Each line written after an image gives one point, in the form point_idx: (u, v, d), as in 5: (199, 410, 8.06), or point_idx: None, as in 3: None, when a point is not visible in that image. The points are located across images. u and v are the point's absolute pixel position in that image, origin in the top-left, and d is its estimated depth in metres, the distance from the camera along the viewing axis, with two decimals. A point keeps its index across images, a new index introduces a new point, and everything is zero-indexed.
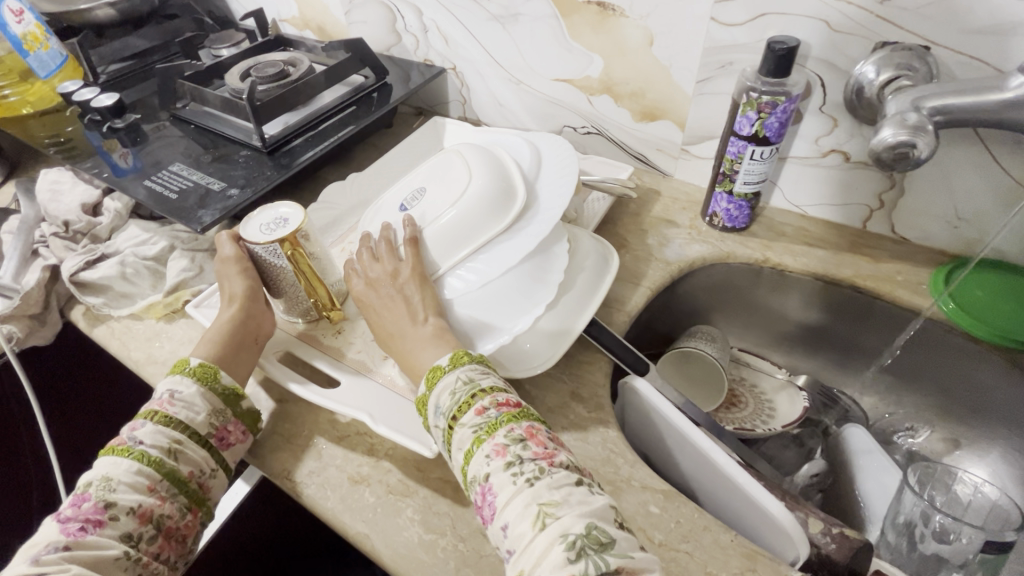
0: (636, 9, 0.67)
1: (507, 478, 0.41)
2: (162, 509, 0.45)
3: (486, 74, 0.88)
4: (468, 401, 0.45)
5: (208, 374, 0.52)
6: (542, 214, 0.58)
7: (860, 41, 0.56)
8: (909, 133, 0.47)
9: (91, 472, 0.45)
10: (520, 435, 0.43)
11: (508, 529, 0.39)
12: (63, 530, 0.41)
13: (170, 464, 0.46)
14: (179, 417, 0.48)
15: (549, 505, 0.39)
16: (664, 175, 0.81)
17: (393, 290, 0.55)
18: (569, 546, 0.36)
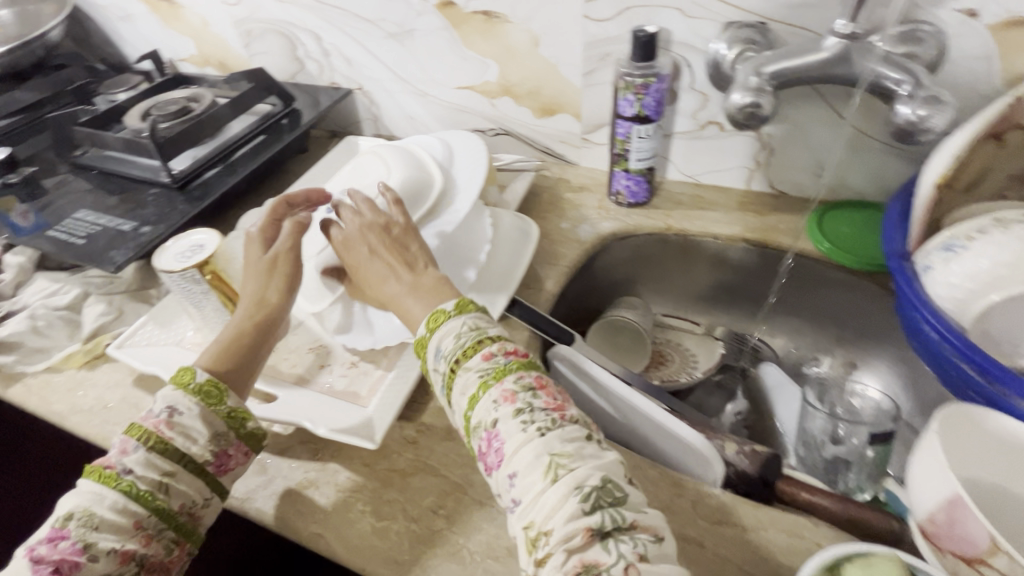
0: (518, 14, 0.73)
1: (516, 425, 0.41)
2: (146, 549, 0.43)
3: (392, 91, 0.92)
4: (473, 347, 0.46)
5: (212, 394, 0.48)
6: (461, 195, 0.62)
7: (710, 23, 0.64)
8: (752, 94, 0.54)
9: (77, 500, 0.43)
10: (529, 383, 0.43)
11: (514, 479, 0.39)
12: (37, 570, 0.40)
13: (160, 499, 0.44)
14: (175, 445, 0.46)
15: (561, 455, 0.39)
16: (571, 164, 0.87)
17: (387, 240, 0.55)
18: (583, 498, 0.37)
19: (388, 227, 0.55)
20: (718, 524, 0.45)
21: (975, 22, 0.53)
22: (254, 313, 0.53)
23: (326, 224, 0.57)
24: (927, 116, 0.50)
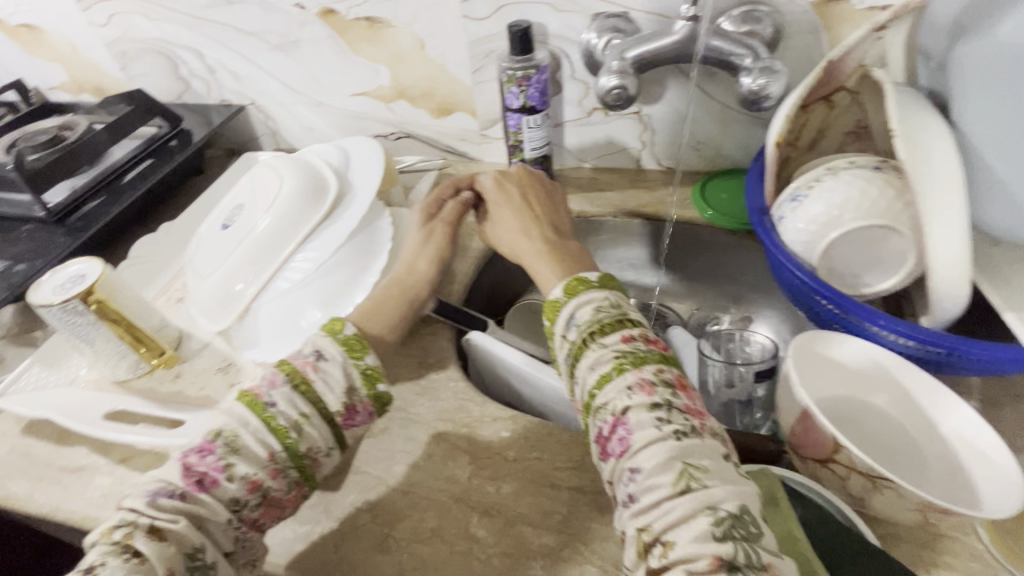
0: (401, 18, 0.75)
1: (650, 420, 0.38)
2: (271, 482, 0.43)
3: (287, 103, 0.90)
4: (613, 326, 0.44)
5: (355, 346, 0.47)
6: (357, 194, 0.63)
7: (579, 16, 0.69)
8: (618, 76, 0.59)
9: (226, 419, 0.43)
10: (669, 379, 0.41)
11: (636, 475, 0.37)
12: (186, 478, 0.41)
13: (293, 437, 0.43)
14: (316, 388, 0.45)
15: (697, 468, 0.36)
16: (475, 160, 0.89)
17: (541, 199, 0.59)
18: (717, 523, 0.34)
19: (536, 187, 0.60)
20: None
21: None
22: (401, 278, 0.57)
23: (429, 208, 0.61)
24: (765, 85, 0.56)
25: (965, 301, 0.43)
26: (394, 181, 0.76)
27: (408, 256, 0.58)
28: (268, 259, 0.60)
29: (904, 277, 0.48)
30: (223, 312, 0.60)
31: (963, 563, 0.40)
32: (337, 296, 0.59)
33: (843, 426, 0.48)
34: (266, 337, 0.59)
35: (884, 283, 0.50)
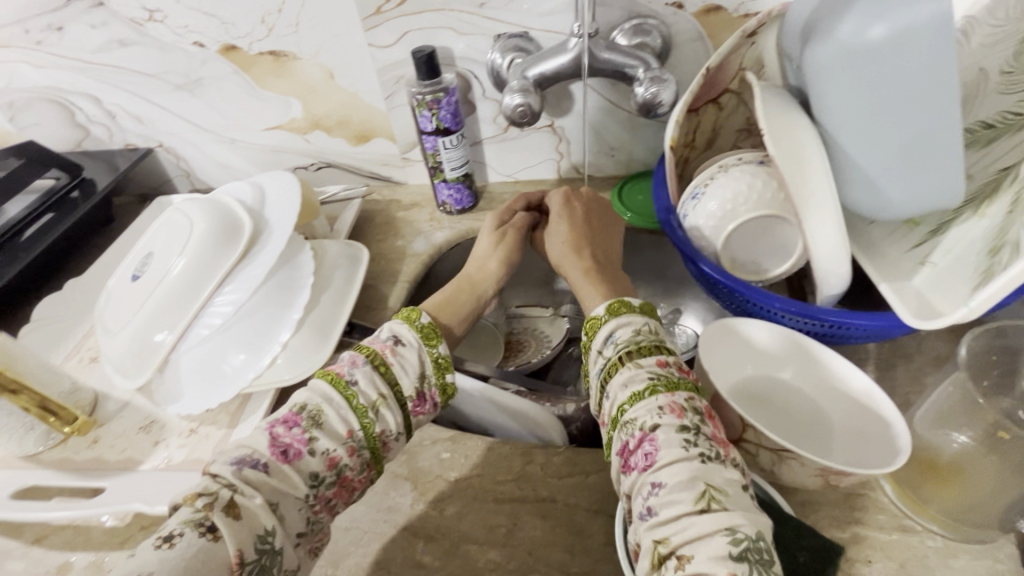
0: (305, 50, 0.74)
1: (677, 440, 0.38)
2: (348, 460, 0.45)
3: (198, 142, 0.88)
4: (649, 350, 0.45)
5: (429, 335, 0.52)
6: (274, 229, 0.62)
7: (482, 37, 0.70)
8: (521, 95, 0.61)
9: (309, 394, 0.47)
10: (699, 408, 0.41)
11: (658, 489, 0.37)
12: (274, 446, 0.43)
13: (370, 417, 0.47)
14: (392, 371, 0.49)
15: (718, 490, 0.36)
16: (399, 184, 0.89)
17: (581, 227, 0.64)
18: (734, 542, 0.34)
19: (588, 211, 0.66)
20: (564, 477, 0.49)
21: (684, 11, 0.64)
22: (470, 275, 0.64)
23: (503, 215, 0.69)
24: (656, 93, 0.59)
25: (846, 276, 0.47)
26: (314, 213, 0.74)
27: (478, 259, 0.65)
28: (184, 306, 0.57)
29: (794, 261, 0.52)
30: (140, 367, 0.57)
31: (873, 517, 0.44)
32: (262, 336, 0.57)
33: (760, 404, 0.51)
34: (189, 387, 0.57)
35: (779, 267, 0.53)
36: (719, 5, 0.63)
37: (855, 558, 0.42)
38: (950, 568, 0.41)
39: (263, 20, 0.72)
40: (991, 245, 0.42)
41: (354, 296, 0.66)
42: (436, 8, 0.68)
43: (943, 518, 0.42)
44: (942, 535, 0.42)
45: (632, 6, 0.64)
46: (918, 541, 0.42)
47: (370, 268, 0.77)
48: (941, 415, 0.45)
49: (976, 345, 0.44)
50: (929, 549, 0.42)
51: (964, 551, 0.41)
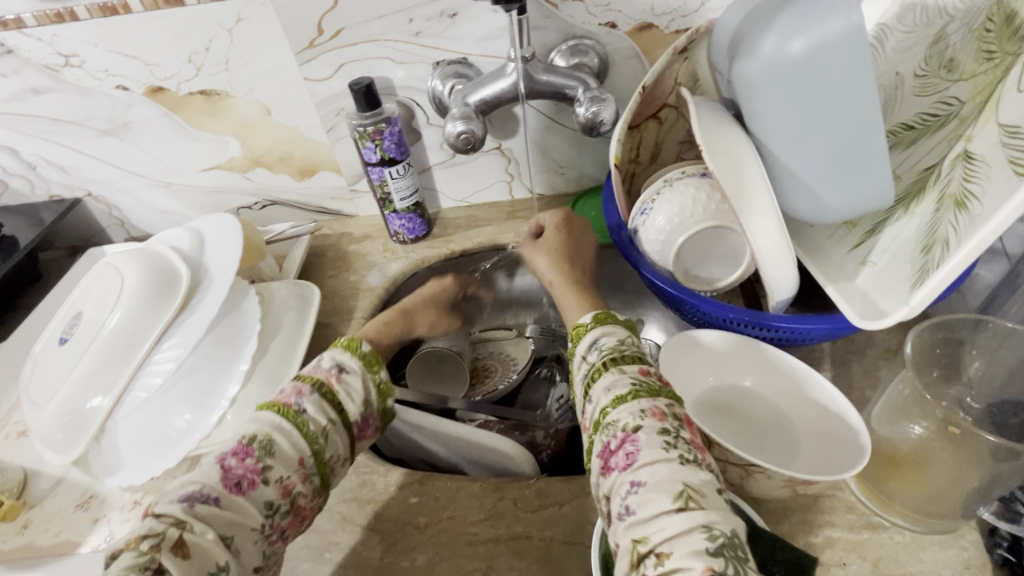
0: (238, 88, 0.71)
1: (658, 441, 0.37)
2: (301, 487, 0.43)
3: (131, 189, 0.83)
4: (633, 359, 0.44)
5: (370, 361, 0.52)
6: (214, 276, 0.59)
7: (421, 65, 0.69)
8: (462, 122, 0.61)
9: (257, 423, 0.44)
10: (678, 414, 0.40)
11: (637, 489, 0.35)
12: (225, 479, 0.41)
13: (320, 443, 0.45)
14: (339, 398, 0.48)
15: (696, 489, 0.35)
16: (350, 217, 0.87)
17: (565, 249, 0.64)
18: (711, 538, 0.32)
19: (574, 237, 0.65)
20: (537, 510, 0.48)
21: (617, 31, 0.65)
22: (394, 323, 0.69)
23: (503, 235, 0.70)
24: (597, 112, 0.60)
25: (794, 281, 0.48)
26: (258, 253, 0.71)
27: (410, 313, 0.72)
28: (120, 366, 0.53)
29: (744, 269, 0.52)
30: (73, 437, 0.53)
31: (841, 517, 0.44)
32: (208, 392, 0.54)
33: (726, 414, 0.51)
34: (129, 455, 0.53)
35: (730, 277, 0.53)
36: (651, 23, 0.65)
37: (829, 562, 0.42)
38: (919, 561, 0.41)
39: (190, 59, 0.68)
40: (923, 242, 0.43)
41: (306, 338, 0.63)
42: (371, 39, 0.67)
43: (907, 511, 0.43)
44: (908, 529, 0.43)
45: (567, 28, 0.65)
46: (887, 538, 0.43)
47: (324, 306, 0.74)
48: (896, 408, 0.45)
49: (921, 340, 0.44)
50: (897, 544, 0.42)
51: (931, 542, 0.42)
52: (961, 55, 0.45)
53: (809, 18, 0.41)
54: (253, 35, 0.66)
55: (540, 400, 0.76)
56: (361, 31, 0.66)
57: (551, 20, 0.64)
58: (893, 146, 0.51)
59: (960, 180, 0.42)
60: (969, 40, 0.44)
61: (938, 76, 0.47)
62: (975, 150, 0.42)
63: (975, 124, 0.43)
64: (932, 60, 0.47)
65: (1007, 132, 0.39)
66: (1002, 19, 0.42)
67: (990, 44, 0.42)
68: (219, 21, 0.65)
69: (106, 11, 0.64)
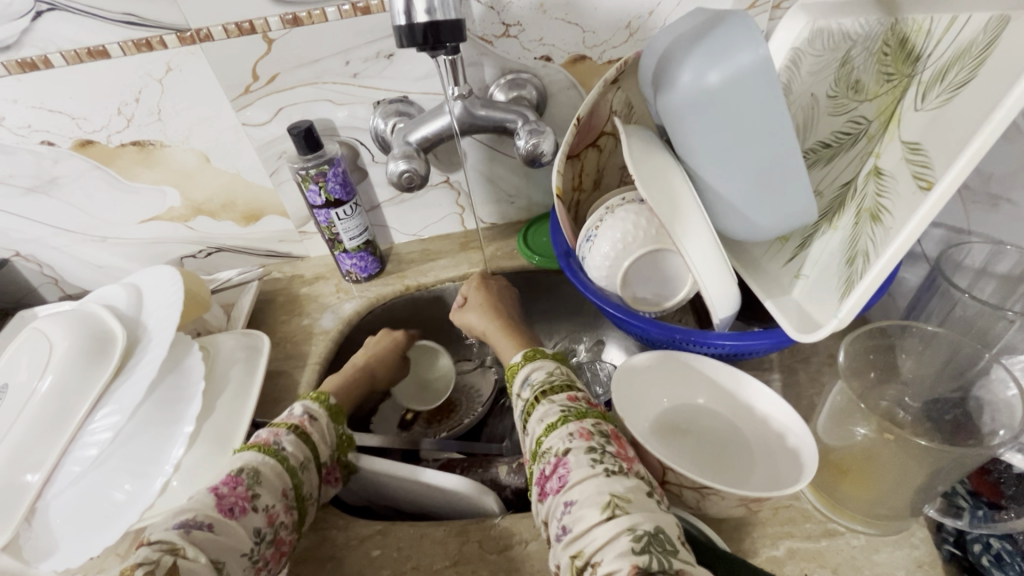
0: (173, 137, 0.70)
1: (586, 459, 0.37)
2: (284, 518, 0.44)
3: (64, 245, 0.80)
4: (562, 387, 0.44)
5: (337, 412, 0.55)
6: (152, 334, 0.57)
7: (362, 105, 0.69)
8: (404, 161, 0.61)
9: (242, 458, 0.45)
10: (605, 430, 0.40)
11: (570, 508, 0.35)
12: (218, 505, 0.41)
13: (299, 477, 0.47)
14: (314, 440, 0.50)
15: (623, 497, 0.35)
16: (301, 258, 0.86)
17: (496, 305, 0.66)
18: (635, 538, 0.32)
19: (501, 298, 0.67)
20: (503, 551, 0.47)
21: (552, 63, 0.67)
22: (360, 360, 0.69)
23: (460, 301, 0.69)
24: (537, 144, 0.61)
25: (735, 299, 0.49)
26: (204, 305, 0.69)
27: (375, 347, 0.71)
28: (51, 440, 0.50)
29: (688, 287, 0.54)
30: None
31: (800, 527, 0.45)
32: (148, 459, 0.51)
33: (680, 434, 0.52)
34: (65, 536, 0.49)
35: (678, 295, 0.55)
36: (584, 55, 0.67)
37: (792, 573, 0.42)
38: (876, 564, 0.42)
39: (119, 111, 0.66)
40: (847, 254, 0.45)
41: (256, 391, 0.60)
42: (309, 82, 0.67)
43: (859, 515, 0.44)
44: (863, 533, 0.43)
45: (503, 63, 0.67)
46: (844, 543, 0.43)
47: (276, 354, 0.72)
48: (839, 413, 0.46)
49: (856, 346, 0.45)
50: (854, 549, 0.43)
51: (885, 543, 0.43)
52: (865, 78, 0.48)
53: (721, 51, 0.43)
54: (185, 84, 0.65)
55: (506, 431, 0.74)
56: (297, 75, 0.66)
57: (487, 56, 0.66)
58: (815, 163, 0.54)
59: (874, 195, 0.44)
60: (871, 62, 0.48)
61: (847, 96, 0.50)
62: (884, 166, 0.44)
63: (882, 141, 0.45)
64: (841, 81, 0.51)
65: (909, 148, 0.41)
66: (896, 42, 0.45)
67: (889, 67, 0.46)
68: (148, 72, 0.64)
69: (24, 67, 0.62)
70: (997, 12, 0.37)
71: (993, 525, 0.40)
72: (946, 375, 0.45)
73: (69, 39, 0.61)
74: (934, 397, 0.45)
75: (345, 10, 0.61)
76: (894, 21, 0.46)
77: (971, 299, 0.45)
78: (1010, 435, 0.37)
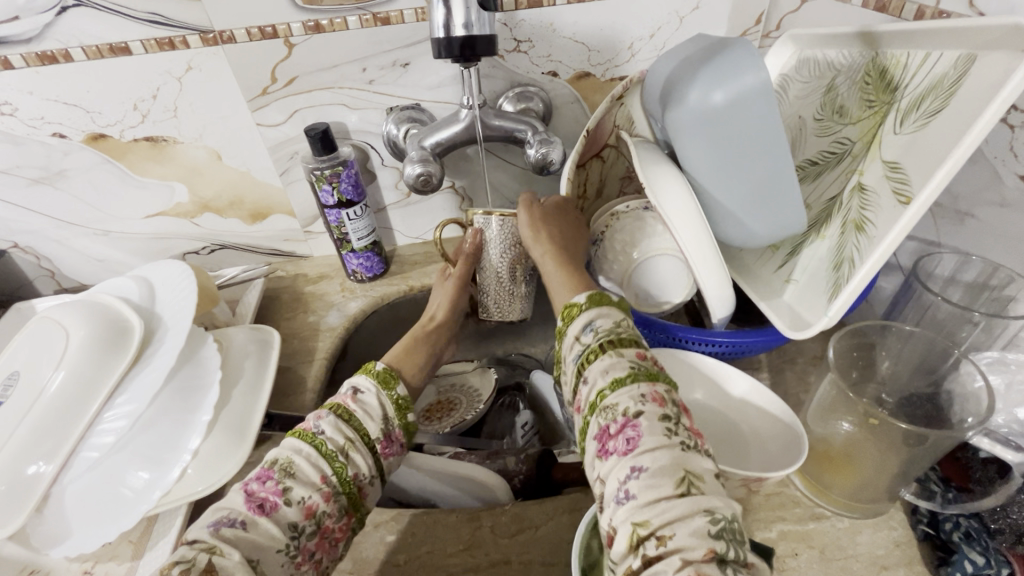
0: (187, 134, 0.71)
1: (660, 427, 0.39)
2: (325, 506, 0.43)
3: (63, 238, 0.80)
4: (630, 342, 0.45)
5: (390, 379, 0.53)
6: (170, 326, 0.58)
7: (376, 111, 0.72)
8: (421, 165, 0.64)
9: (280, 449, 0.45)
10: (677, 401, 0.41)
11: (639, 474, 0.37)
12: (248, 502, 0.40)
13: (342, 461, 0.45)
14: (358, 418, 0.48)
15: (697, 476, 0.36)
16: (304, 257, 0.87)
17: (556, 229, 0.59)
18: (713, 521, 0.34)
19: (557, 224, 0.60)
20: (515, 535, 0.49)
21: (559, 79, 0.71)
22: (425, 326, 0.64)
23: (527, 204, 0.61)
24: (546, 153, 0.64)
25: (731, 301, 0.54)
26: (213, 299, 0.70)
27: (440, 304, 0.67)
28: (66, 427, 0.50)
29: (688, 290, 0.58)
30: (8, 512, 0.48)
31: (791, 511, 0.49)
32: (166, 447, 0.52)
33: None
34: (79, 524, 0.49)
35: (679, 296, 0.58)
36: (589, 72, 0.71)
37: (784, 553, 0.46)
38: (858, 544, 0.46)
39: (135, 107, 0.67)
40: (834, 261, 0.50)
41: (269, 383, 0.62)
42: (325, 86, 0.69)
43: (844, 500, 0.48)
44: (846, 516, 0.48)
45: (513, 77, 0.70)
46: (830, 525, 0.47)
47: (283, 350, 0.73)
48: (826, 407, 0.50)
49: (842, 345, 0.50)
50: (839, 530, 0.47)
51: (866, 525, 0.47)
52: (849, 103, 0.54)
53: (725, 74, 0.48)
54: (203, 84, 0.67)
55: (507, 428, 0.77)
56: (315, 79, 0.68)
57: (499, 69, 0.69)
58: (804, 178, 0.59)
59: (858, 208, 0.49)
60: (854, 90, 0.53)
61: (832, 119, 0.56)
62: (867, 182, 0.49)
63: (865, 160, 0.50)
64: (826, 106, 0.57)
65: (890, 167, 0.47)
66: (876, 73, 0.51)
67: (870, 95, 0.51)
68: (168, 70, 0.65)
69: (44, 60, 0.63)
70: (964, 50, 0.42)
71: (962, 505, 0.44)
72: (919, 372, 0.50)
73: (92, 35, 0.62)
74: (909, 392, 0.50)
75: (366, 20, 0.64)
76: (874, 54, 0.51)
77: (943, 302, 0.51)
78: (978, 421, 0.41)
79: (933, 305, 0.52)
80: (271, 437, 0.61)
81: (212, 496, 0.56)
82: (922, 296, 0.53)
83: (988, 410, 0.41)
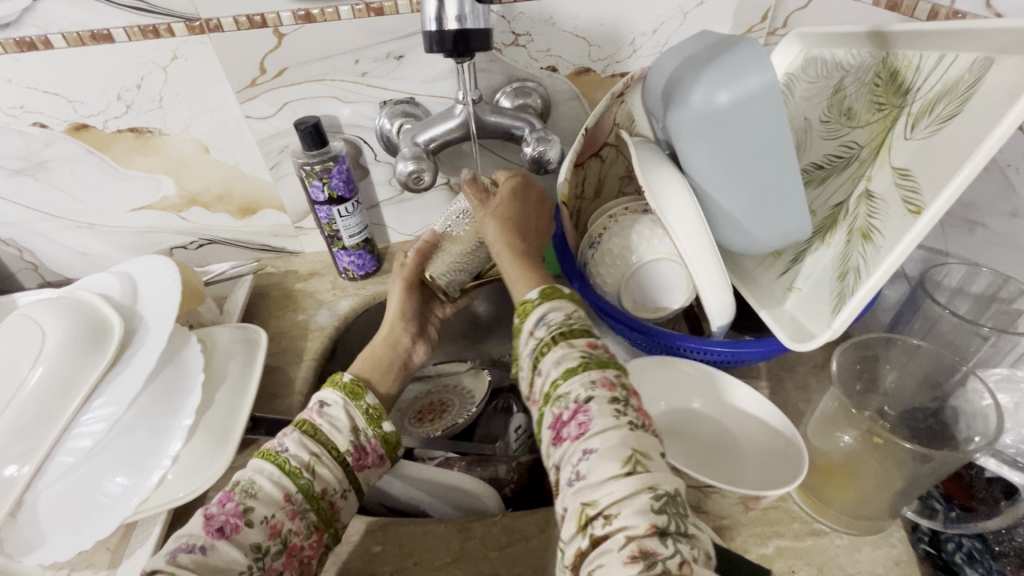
0: (172, 126, 0.69)
1: (609, 410, 0.37)
2: (291, 525, 0.42)
3: (47, 231, 0.78)
4: (581, 332, 0.43)
5: (356, 390, 0.50)
6: (152, 326, 0.56)
7: (370, 104, 0.70)
8: (413, 161, 0.62)
9: (241, 472, 0.43)
10: (627, 383, 0.40)
11: (588, 456, 0.35)
12: (207, 526, 0.39)
13: (307, 477, 0.44)
14: (324, 432, 0.47)
15: (643, 454, 0.35)
16: (295, 253, 0.85)
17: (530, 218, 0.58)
18: (656, 497, 0.33)
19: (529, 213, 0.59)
20: (505, 548, 0.48)
21: (558, 74, 0.69)
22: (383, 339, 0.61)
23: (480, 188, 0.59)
24: (544, 151, 0.62)
25: (730, 308, 0.52)
26: (199, 296, 0.68)
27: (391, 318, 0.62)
28: (39, 430, 0.48)
29: (688, 294, 0.56)
30: None
31: (787, 526, 0.47)
32: (144, 448, 0.50)
33: (678, 436, 0.53)
34: (52, 531, 0.48)
35: (677, 301, 0.57)
36: (589, 67, 0.69)
37: (780, 570, 0.44)
38: (858, 562, 0.44)
39: (119, 97, 0.65)
40: (839, 270, 0.49)
41: (253, 385, 0.60)
42: (317, 78, 0.66)
43: (843, 516, 0.46)
44: (845, 533, 0.46)
45: (511, 71, 0.68)
46: (828, 542, 0.46)
47: (271, 349, 0.71)
48: (827, 419, 0.49)
49: (845, 357, 0.48)
50: (838, 547, 0.45)
51: (865, 543, 0.45)
52: (857, 106, 0.52)
53: (731, 73, 0.46)
54: (189, 73, 0.64)
55: (499, 432, 0.75)
56: (307, 70, 0.66)
57: (496, 63, 0.67)
58: (809, 182, 0.58)
59: (865, 215, 0.48)
60: (863, 92, 0.52)
61: (840, 122, 0.54)
62: (875, 189, 0.48)
63: (873, 165, 0.49)
64: (834, 107, 0.55)
65: (899, 174, 0.45)
66: (886, 75, 0.49)
67: (880, 98, 0.49)
68: (152, 58, 0.63)
69: (22, 46, 0.60)
70: (981, 53, 0.40)
71: (965, 525, 0.43)
72: (924, 387, 0.49)
73: (72, 21, 0.59)
74: (912, 405, 0.49)
75: (359, 10, 0.62)
76: (884, 55, 0.49)
77: (950, 316, 0.50)
78: (985, 441, 0.40)
79: (941, 318, 0.51)
80: (256, 441, 0.60)
81: (193, 501, 0.55)
82: (929, 308, 0.52)
83: (995, 430, 0.40)
